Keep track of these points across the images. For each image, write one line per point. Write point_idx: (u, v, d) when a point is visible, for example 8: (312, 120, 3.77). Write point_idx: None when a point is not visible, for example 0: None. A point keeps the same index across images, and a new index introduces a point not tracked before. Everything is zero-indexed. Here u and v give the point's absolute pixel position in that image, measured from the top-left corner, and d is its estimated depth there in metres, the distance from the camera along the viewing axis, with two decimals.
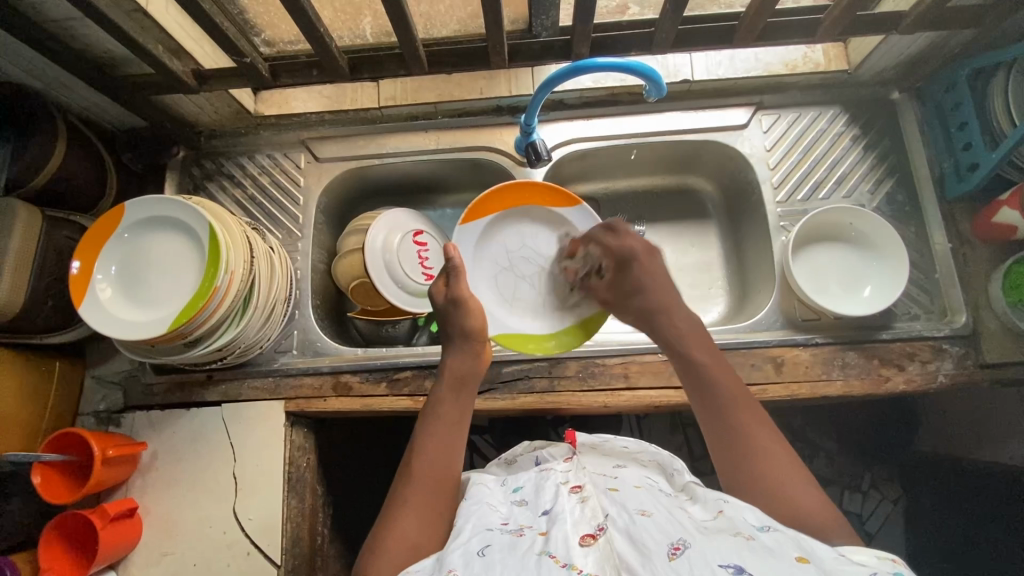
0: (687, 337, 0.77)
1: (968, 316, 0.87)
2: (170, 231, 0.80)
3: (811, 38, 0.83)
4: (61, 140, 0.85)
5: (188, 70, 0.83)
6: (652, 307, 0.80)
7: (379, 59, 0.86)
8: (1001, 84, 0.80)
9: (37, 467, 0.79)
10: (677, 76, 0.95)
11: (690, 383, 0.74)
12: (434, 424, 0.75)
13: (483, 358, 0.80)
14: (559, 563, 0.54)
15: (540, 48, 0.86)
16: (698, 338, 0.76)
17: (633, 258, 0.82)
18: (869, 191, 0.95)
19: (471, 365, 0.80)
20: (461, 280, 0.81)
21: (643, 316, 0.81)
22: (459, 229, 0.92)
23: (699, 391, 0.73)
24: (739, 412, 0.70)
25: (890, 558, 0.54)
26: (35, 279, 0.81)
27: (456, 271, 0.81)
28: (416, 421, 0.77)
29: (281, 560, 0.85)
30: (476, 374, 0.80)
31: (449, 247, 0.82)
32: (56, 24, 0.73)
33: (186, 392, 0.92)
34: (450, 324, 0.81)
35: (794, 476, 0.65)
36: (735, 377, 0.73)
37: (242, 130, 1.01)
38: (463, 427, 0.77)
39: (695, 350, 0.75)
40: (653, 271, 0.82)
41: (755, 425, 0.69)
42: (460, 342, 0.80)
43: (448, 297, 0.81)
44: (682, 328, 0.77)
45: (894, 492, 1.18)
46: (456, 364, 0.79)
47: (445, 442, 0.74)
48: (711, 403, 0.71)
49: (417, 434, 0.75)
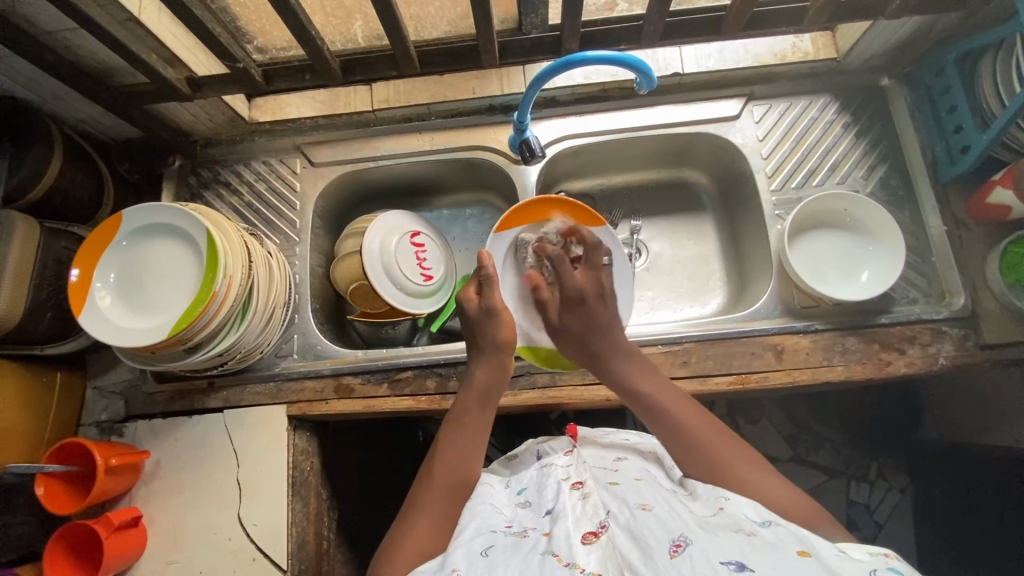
0: (629, 367, 0.77)
1: (966, 297, 0.87)
2: (174, 242, 0.81)
3: (798, 25, 0.84)
4: (58, 151, 0.85)
5: (181, 77, 0.84)
6: (599, 345, 0.79)
7: (371, 61, 0.87)
8: (990, 66, 0.81)
9: (39, 478, 0.78)
10: (666, 70, 0.96)
11: (642, 411, 0.74)
12: (457, 432, 0.75)
13: (509, 370, 0.78)
14: (562, 562, 0.54)
15: (530, 45, 0.86)
16: (639, 372, 0.77)
17: (585, 300, 0.82)
18: (863, 177, 0.95)
19: (496, 377, 0.78)
20: (494, 289, 0.81)
21: (591, 355, 0.80)
22: (491, 237, 0.90)
23: (653, 420, 0.73)
24: (693, 423, 0.70)
25: (884, 553, 0.52)
26: (34, 290, 0.81)
27: (489, 280, 0.82)
28: (438, 431, 0.76)
29: (287, 565, 0.84)
30: (501, 387, 0.79)
31: (484, 254, 0.82)
32: (49, 35, 0.74)
33: (186, 400, 0.92)
34: (481, 332, 0.80)
35: (725, 443, 0.68)
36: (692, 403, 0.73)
37: (237, 138, 1.02)
38: (484, 439, 0.76)
39: (634, 378, 0.76)
40: (601, 312, 0.81)
41: (715, 439, 0.69)
42: (489, 354, 0.79)
43: (481, 307, 0.81)
44: (611, 344, 0.79)
45: (901, 480, 1.17)
46: (482, 375, 0.78)
47: (468, 453, 0.74)
48: (662, 423, 0.71)
49: (438, 442, 0.75)
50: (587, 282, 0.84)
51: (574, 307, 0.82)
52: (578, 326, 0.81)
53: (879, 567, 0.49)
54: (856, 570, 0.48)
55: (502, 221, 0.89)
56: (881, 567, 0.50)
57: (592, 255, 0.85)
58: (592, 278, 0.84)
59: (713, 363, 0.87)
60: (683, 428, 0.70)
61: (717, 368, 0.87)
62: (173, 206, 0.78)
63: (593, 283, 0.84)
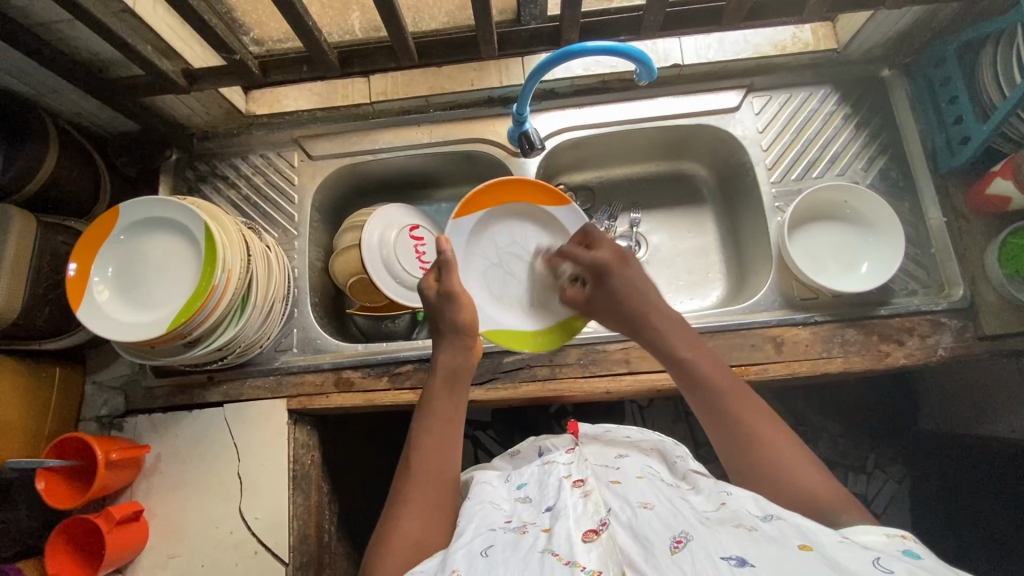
0: (670, 333, 0.76)
1: (965, 289, 0.88)
2: (152, 236, 0.80)
3: (799, 16, 0.83)
4: (53, 145, 0.84)
5: (177, 69, 0.83)
6: (635, 312, 0.78)
7: (369, 52, 0.86)
8: (990, 56, 0.81)
9: (40, 473, 0.78)
10: (666, 61, 0.95)
11: (683, 382, 0.73)
12: (429, 417, 0.75)
13: (472, 349, 0.79)
14: (562, 560, 0.54)
15: (529, 36, 0.85)
16: (686, 340, 0.76)
17: (609, 269, 0.80)
18: (863, 168, 0.95)
19: (462, 359, 0.79)
20: (452, 273, 0.80)
21: (631, 324, 0.79)
22: (451, 223, 0.90)
23: (696, 393, 0.72)
24: (727, 394, 0.70)
25: (901, 534, 0.54)
26: (32, 283, 0.81)
27: (447, 264, 0.80)
28: (411, 420, 0.76)
29: (289, 558, 0.85)
30: (467, 368, 0.79)
31: (442, 241, 0.81)
32: (44, 27, 0.73)
33: (186, 394, 0.92)
34: (441, 317, 0.80)
35: (752, 415, 0.68)
36: (723, 367, 0.73)
37: (234, 131, 1.01)
38: (458, 420, 0.76)
39: (678, 346, 0.75)
40: (631, 276, 0.80)
41: (755, 419, 0.68)
42: (451, 337, 0.79)
43: (441, 292, 0.79)
44: (654, 314, 0.78)
45: (898, 471, 1.18)
46: (446, 358, 0.78)
47: (444, 437, 0.74)
48: (714, 404, 0.70)
49: (414, 430, 0.75)
50: (605, 252, 0.82)
51: (603, 283, 0.80)
52: (615, 298, 0.79)
53: (881, 556, 0.49)
54: (858, 561, 0.48)
55: (461, 207, 0.89)
56: (895, 549, 0.51)
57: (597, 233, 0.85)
58: (611, 247, 0.82)
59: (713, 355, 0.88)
60: (718, 400, 0.70)
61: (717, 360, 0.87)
62: (143, 200, 0.78)
63: (612, 250, 0.82)
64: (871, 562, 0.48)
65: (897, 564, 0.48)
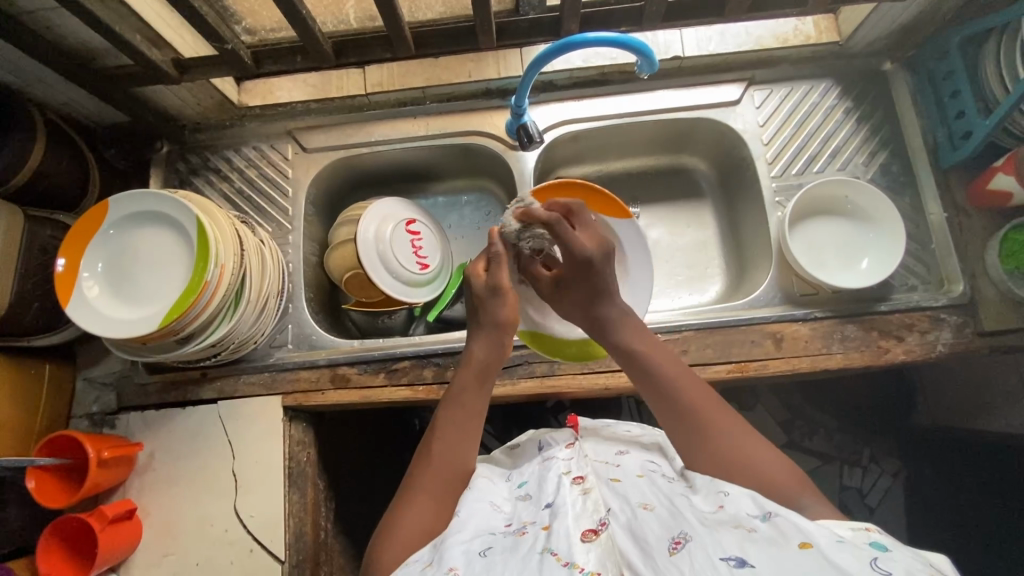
0: (632, 331, 0.73)
1: (965, 285, 0.87)
2: (156, 224, 0.79)
3: (802, 8, 0.82)
4: (40, 136, 0.82)
5: (167, 59, 0.81)
6: (604, 312, 0.74)
7: (364, 42, 0.84)
8: (994, 49, 0.80)
9: (30, 471, 0.77)
10: (667, 53, 0.94)
11: (635, 375, 0.72)
12: (454, 409, 0.73)
13: (510, 350, 0.75)
14: (561, 561, 0.54)
15: (529, 27, 0.84)
16: (641, 334, 0.74)
17: (593, 265, 0.73)
18: (864, 163, 0.95)
19: (495, 354, 0.75)
20: (503, 268, 0.76)
21: (594, 323, 0.75)
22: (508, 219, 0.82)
23: (641, 378, 0.71)
24: (692, 399, 0.68)
25: (865, 527, 0.54)
26: (20, 279, 0.79)
27: (498, 258, 0.76)
28: (437, 409, 0.74)
29: (284, 556, 0.84)
30: (500, 363, 0.76)
31: (494, 232, 0.77)
32: (28, 15, 0.71)
33: (179, 390, 0.90)
34: (483, 309, 0.76)
35: (719, 416, 0.67)
36: (694, 377, 0.71)
37: (227, 122, 0.99)
38: (483, 416, 0.74)
39: (633, 340, 0.72)
40: (610, 275, 0.75)
41: (737, 438, 0.66)
42: (490, 330, 0.75)
43: (488, 285, 0.76)
44: (620, 310, 0.74)
45: (893, 465, 1.17)
46: (478, 351, 0.75)
47: (466, 432, 0.72)
48: (673, 409, 0.68)
49: (437, 418, 0.73)
50: (590, 241, 0.76)
51: (585, 275, 0.74)
52: (589, 292, 0.74)
53: (877, 556, 0.48)
54: (857, 562, 0.47)
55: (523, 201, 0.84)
56: (862, 542, 0.51)
57: (585, 214, 0.79)
58: (597, 239, 0.76)
59: (713, 351, 0.87)
60: (681, 403, 0.68)
61: (717, 356, 0.87)
62: (147, 189, 0.76)
63: (599, 243, 0.75)
64: (868, 563, 0.47)
65: (896, 565, 0.47)
